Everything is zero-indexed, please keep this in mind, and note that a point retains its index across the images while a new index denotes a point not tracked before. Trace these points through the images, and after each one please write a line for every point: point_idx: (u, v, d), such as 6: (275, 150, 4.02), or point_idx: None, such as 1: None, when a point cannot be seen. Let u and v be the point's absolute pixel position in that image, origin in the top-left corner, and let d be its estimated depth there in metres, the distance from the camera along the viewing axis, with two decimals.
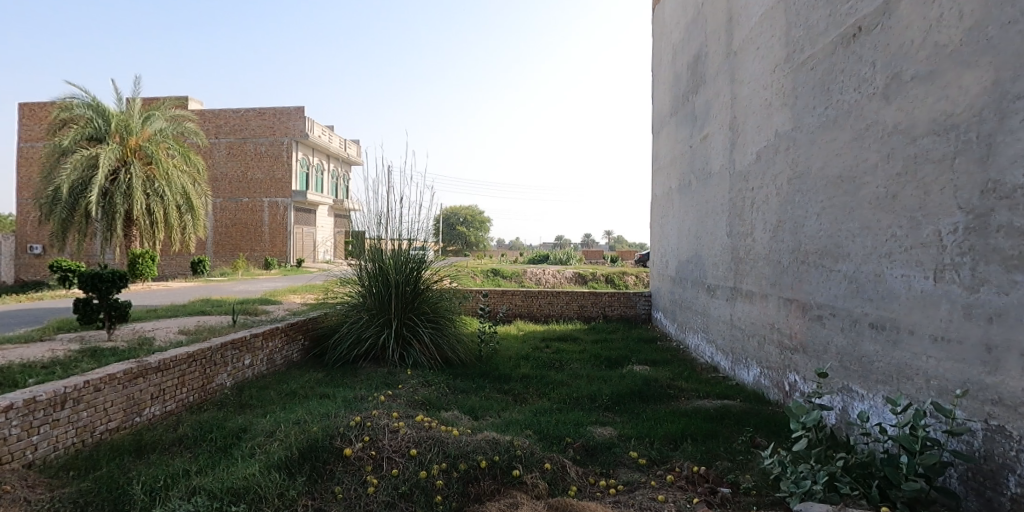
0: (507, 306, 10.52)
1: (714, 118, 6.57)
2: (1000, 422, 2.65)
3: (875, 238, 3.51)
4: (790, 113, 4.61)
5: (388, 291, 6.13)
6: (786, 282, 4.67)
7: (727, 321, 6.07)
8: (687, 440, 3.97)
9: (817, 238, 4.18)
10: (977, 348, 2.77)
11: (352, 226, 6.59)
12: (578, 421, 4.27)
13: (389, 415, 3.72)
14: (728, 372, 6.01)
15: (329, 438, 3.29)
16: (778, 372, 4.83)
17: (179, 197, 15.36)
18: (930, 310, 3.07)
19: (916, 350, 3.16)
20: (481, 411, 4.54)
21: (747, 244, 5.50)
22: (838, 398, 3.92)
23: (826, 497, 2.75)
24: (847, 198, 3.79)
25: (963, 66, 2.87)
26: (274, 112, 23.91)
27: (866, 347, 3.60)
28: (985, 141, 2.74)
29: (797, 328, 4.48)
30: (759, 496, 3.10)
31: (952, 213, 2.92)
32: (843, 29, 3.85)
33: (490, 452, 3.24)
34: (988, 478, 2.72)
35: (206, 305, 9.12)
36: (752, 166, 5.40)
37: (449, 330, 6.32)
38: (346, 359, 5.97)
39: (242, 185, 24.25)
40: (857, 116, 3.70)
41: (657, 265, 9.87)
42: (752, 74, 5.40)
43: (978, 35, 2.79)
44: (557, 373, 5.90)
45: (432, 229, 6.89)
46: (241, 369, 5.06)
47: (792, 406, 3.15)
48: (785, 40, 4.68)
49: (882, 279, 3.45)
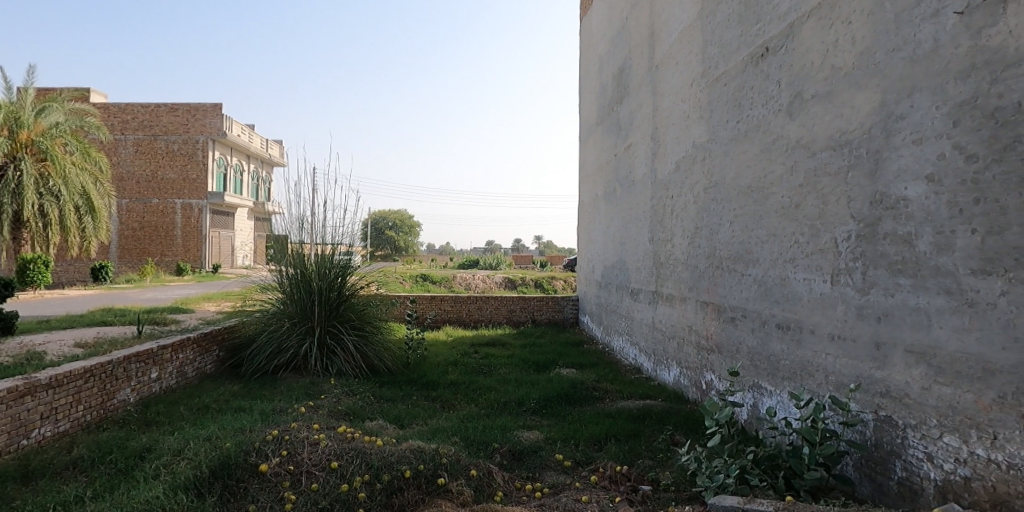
0: (436, 311, 10.41)
1: (637, 128, 6.83)
2: (888, 413, 2.90)
3: (781, 244, 3.76)
4: (706, 125, 4.87)
5: (310, 299, 5.92)
6: (702, 286, 4.92)
7: (649, 324, 6.30)
8: (610, 441, 4.08)
9: (729, 244, 4.43)
10: (868, 346, 3.02)
11: (273, 230, 6.32)
12: (505, 426, 4.29)
13: (309, 427, 3.59)
14: (650, 372, 6.24)
15: (243, 455, 3.12)
16: (695, 372, 5.07)
17: (78, 196, 14.16)
18: (828, 310, 3.32)
19: (817, 349, 3.41)
20: (408, 419, 4.47)
21: (667, 249, 5.74)
22: (749, 395, 4.16)
23: (737, 489, 2.92)
24: (756, 207, 4.05)
25: (855, 87, 3.13)
26: (188, 107, 22.57)
27: (773, 346, 3.85)
28: (874, 156, 2.99)
29: (713, 330, 4.72)
30: (678, 491, 3.24)
31: (846, 221, 3.17)
32: (753, 48, 4.13)
33: (415, 462, 3.19)
34: (878, 464, 2.96)
35: (108, 313, 8.44)
36: (671, 175, 5.66)
37: (375, 338, 6.18)
38: (265, 370, 5.69)
39: (151, 185, 22.68)
40: (765, 131, 3.96)
41: (583, 270, 10.12)
42: (672, 88, 5.66)
43: (868, 59, 3.04)
44: (486, 378, 5.90)
45: (359, 234, 6.72)
46: (146, 384, 4.71)
47: (706, 404, 3.34)
48: (701, 57, 4.94)
49: (787, 283, 3.70)
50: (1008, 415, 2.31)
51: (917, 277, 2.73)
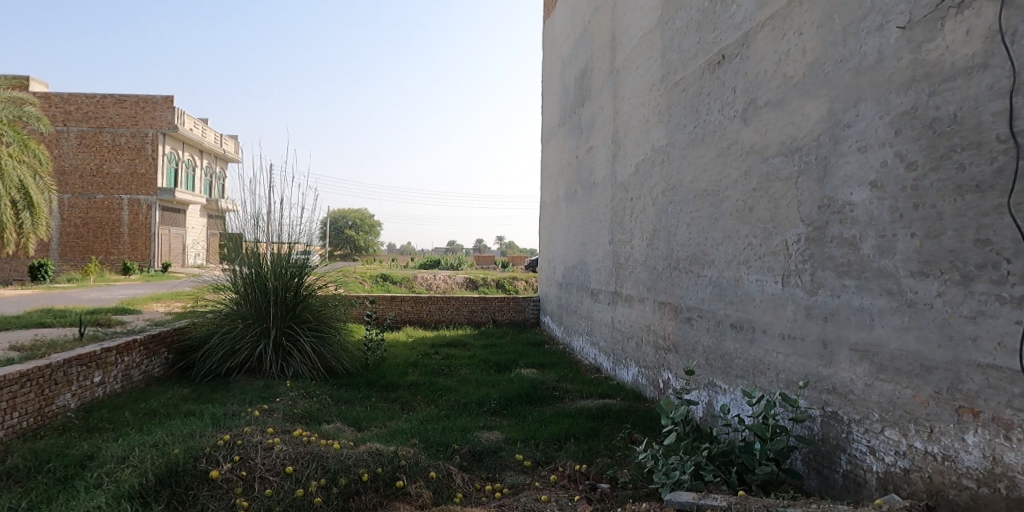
0: (396, 312, 10.29)
1: (598, 131, 6.91)
2: (834, 409, 3.02)
3: (735, 246, 3.87)
4: (664, 129, 4.97)
5: (265, 299, 5.76)
6: (660, 287, 5.02)
7: (609, 324, 6.39)
8: (570, 440, 4.11)
9: (686, 246, 4.54)
10: (816, 344, 3.14)
11: (227, 227, 6.07)
12: (465, 427, 4.27)
13: (263, 431, 3.49)
14: (609, 372, 6.33)
15: (192, 461, 3.01)
16: (653, 371, 5.16)
17: (14, 190, 13.39)
18: (779, 310, 3.44)
19: (768, 347, 3.53)
20: (366, 421, 4.40)
21: (626, 250, 5.84)
22: (704, 393, 4.27)
23: (692, 485, 3.00)
24: (712, 210, 4.16)
25: (805, 95, 3.25)
26: (136, 99, 21.61)
27: (727, 345, 3.96)
28: (823, 162, 3.11)
29: (670, 329, 4.82)
30: (635, 489, 3.30)
31: (797, 225, 3.29)
32: (710, 55, 4.24)
33: (373, 465, 3.14)
34: (825, 458, 3.09)
35: (47, 314, 8.01)
36: (631, 177, 5.75)
37: (333, 339, 6.07)
38: (217, 372, 5.50)
39: (96, 180, 21.66)
40: (721, 136, 4.07)
41: (544, 271, 10.19)
42: (632, 92, 5.75)
43: (817, 69, 3.16)
44: (446, 379, 5.87)
45: (317, 233, 6.58)
46: (89, 388, 4.49)
47: (662, 402, 3.42)
48: (661, 62, 5.04)
49: (741, 284, 3.82)
50: (943, 409, 2.43)
51: (862, 278, 2.85)
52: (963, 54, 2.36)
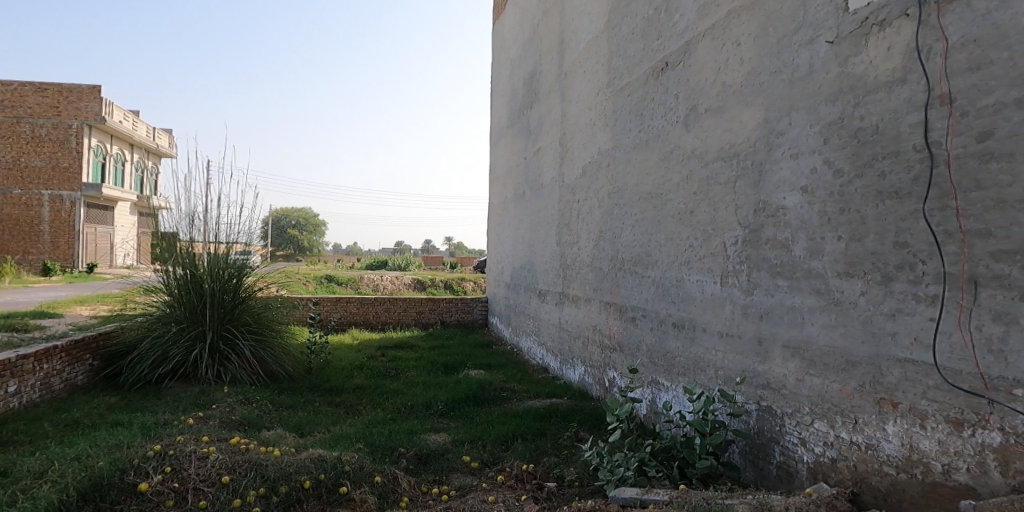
0: (341, 314, 10.05)
1: (546, 133, 6.99)
2: (768, 404, 3.17)
3: (677, 248, 4.00)
4: (610, 133, 5.08)
5: (201, 301, 5.51)
6: (606, 287, 5.12)
7: (556, 324, 6.46)
8: (517, 440, 4.14)
9: (631, 247, 4.65)
10: (752, 342, 3.29)
11: (160, 227, 5.78)
12: (411, 430, 4.22)
13: (198, 440, 3.33)
14: (557, 371, 6.40)
15: (119, 474, 2.84)
16: (599, 370, 5.26)
17: None
18: (718, 309, 3.57)
19: (708, 346, 3.66)
20: (309, 427, 4.28)
21: (573, 252, 5.92)
22: (647, 390, 4.39)
23: (636, 481, 3.08)
24: (656, 212, 4.28)
25: (743, 104, 3.39)
26: (58, 88, 20.19)
27: (669, 344, 4.08)
28: (758, 168, 3.25)
29: (615, 329, 4.92)
30: (581, 486, 3.35)
31: (734, 227, 3.43)
32: (654, 62, 4.36)
33: (315, 471, 3.06)
34: (760, 450, 3.23)
35: None
36: (578, 180, 5.84)
37: (275, 343, 5.87)
38: (148, 379, 5.22)
39: (13, 174, 20.18)
40: (664, 141, 4.20)
41: (493, 271, 10.20)
42: (580, 95, 5.85)
43: (754, 79, 3.31)
44: (393, 381, 5.78)
45: (257, 232, 6.35)
46: (2, 399, 4.16)
47: (607, 401, 3.50)
48: (607, 67, 5.14)
49: (682, 284, 3.94)
50: (867, 401, 2.59)
51: (793, 279, 3.00)
52: (885, 69, 2.52)
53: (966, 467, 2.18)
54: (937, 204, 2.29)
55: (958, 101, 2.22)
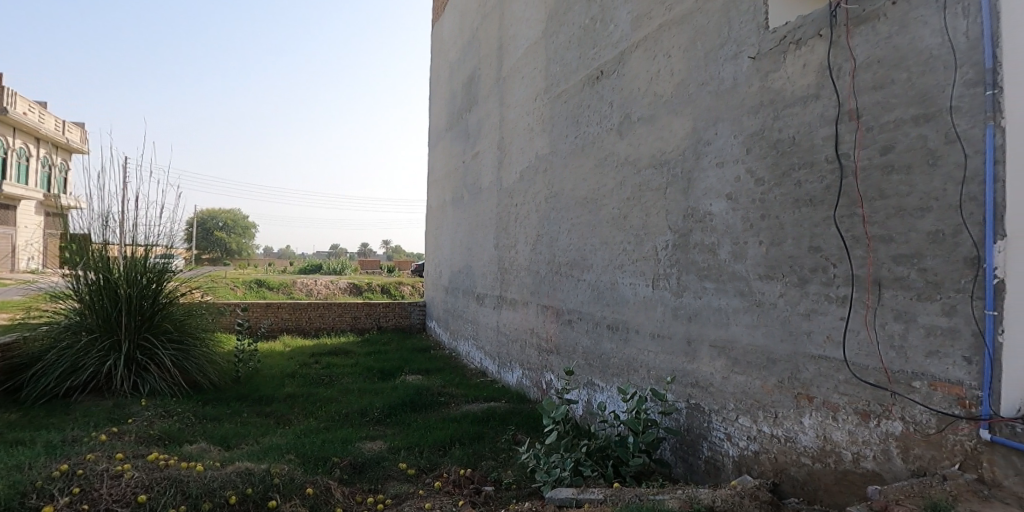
0: (272, 320, 9.66)
1: (485, 137, 7.00)
2: (696, 401, 3.31)
3: (612, 252, 4.11)
4: (548, 138, 5.15)
5: (116, 308, 5.16)
6: (543, 291, 5.18)
7: (494, 328, 6.48)
8: (454, 445, 4.12)
9: (567, 251, 4.74)
10: (682, 342, 3.42)
11: (70, 228, 5.29)
12: (345, 438, 4.11)
13: (110, 457, 3.11)
14: (495, 375, 6.42)
15: (19, 497, 2.60)
16: (537, 372, 5.31)
17: None
18: (650, 311, 3.70)
19: (641, 347, 3.78)
20: (236, 439, 4.09)
21: (511, 255, 5.97)
22: (583, 391, 4.48)
23: (572, 481, 3.14)
24: (591, 217, 4.38)
25: (673, 113, 3.53)
26: None
27: (604, 346, 4.18)
28: (687, 176, 3.40)
29: (552, 332, 4.99)
30: (519, 489, 3.37)
31: (665, 232, 3.56)
32: (590, 70, 4.46)
33: (242, 486, 2.93)
34: (689, 446, 3.36)
35: None
36: (516, 184, 5.90)
37: (199, 351, 5.58)
38: (54, 393, 4.83)
39: None
40: (599, 147, 4.31)
41: (430, 275, 10.11)
42: (518, 100, 5.90)
43: (683, 90, 3.45)
44: (327, 389, 5.62)
45: (180, 235, 6.00)
46: None
47: (544, 403, 3.55)
48: (545, 73, 5.22)
49: (616, 287, 4.05)
50: (785, 396, 2.75)
51: (719, 281, 3.15)
52: (801, 85, 2.70)
53: (873, 455, 2.35)
54: (846, 211, 2.47)
55: (864, 117, 2.40)
